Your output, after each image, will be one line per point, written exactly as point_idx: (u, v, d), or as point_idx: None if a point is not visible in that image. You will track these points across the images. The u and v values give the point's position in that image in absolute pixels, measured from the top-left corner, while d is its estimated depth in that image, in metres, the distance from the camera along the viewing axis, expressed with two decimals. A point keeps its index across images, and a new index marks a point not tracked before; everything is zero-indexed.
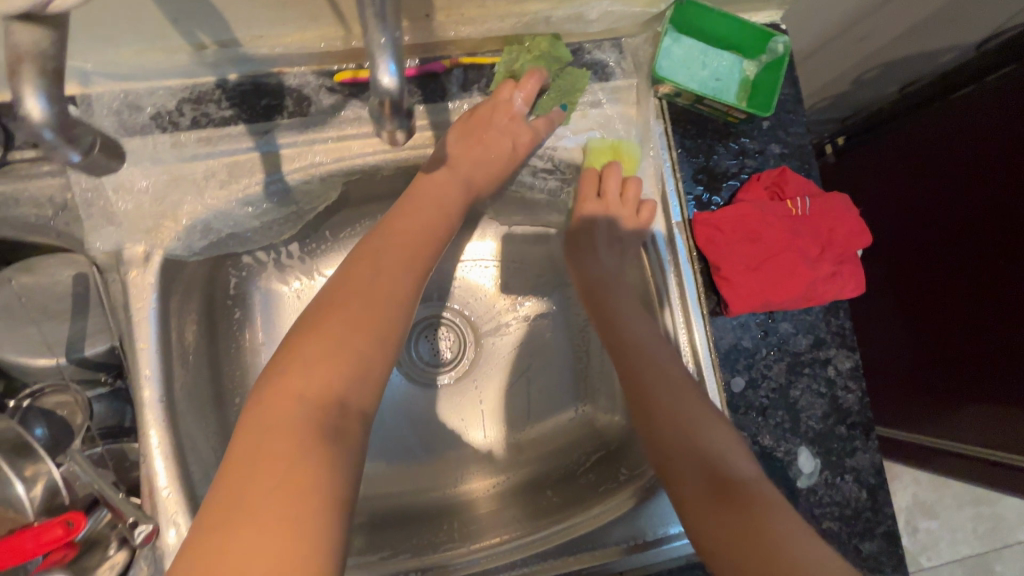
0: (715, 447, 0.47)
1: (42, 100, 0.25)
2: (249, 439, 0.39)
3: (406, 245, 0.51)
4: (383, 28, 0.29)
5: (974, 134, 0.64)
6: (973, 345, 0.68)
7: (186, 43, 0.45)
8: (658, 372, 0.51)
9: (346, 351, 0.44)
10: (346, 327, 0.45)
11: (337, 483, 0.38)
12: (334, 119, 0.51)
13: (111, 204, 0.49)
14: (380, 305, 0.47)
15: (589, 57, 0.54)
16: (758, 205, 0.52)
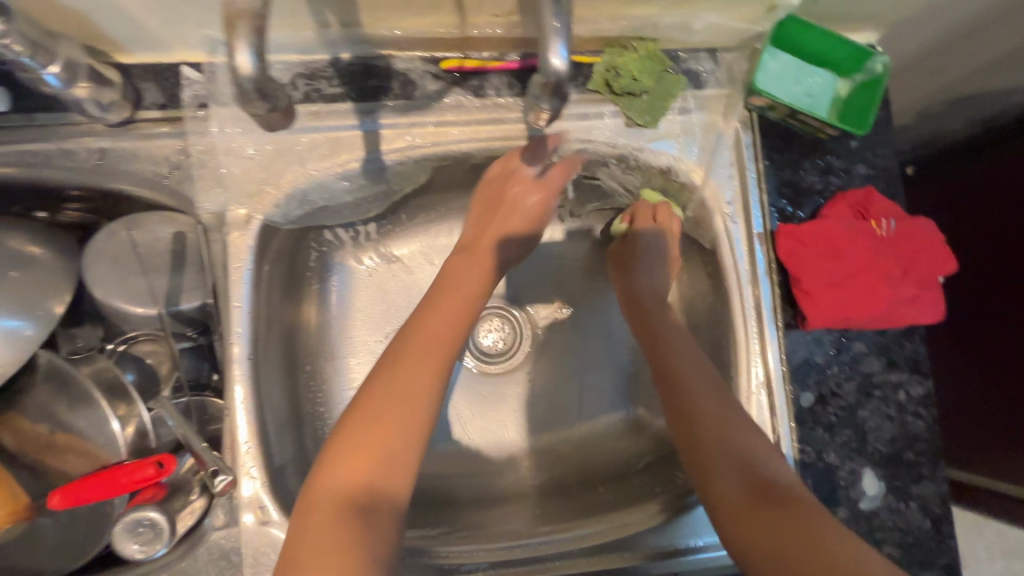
0: (749, 447, 0.46)
1: (250, 55, 0.27)
2: (292, 533, 0.39)
3: (440, 329, 0.49)
4: (557, 12, 0.32)
5: None
6: None
7: (313, 21, 0.48)
8: (710, 394, 0.49)
9: (378, 437, 0.43)
10: (378, 414, 0.44)
11: (370, 568, 0.37)
12: (437, 104, 0.53)
13: (221, 168, 0.52)
14: (415, 389, 0.45)
15: (685, 65, 0.55)
16: (842, 223, 0.53)
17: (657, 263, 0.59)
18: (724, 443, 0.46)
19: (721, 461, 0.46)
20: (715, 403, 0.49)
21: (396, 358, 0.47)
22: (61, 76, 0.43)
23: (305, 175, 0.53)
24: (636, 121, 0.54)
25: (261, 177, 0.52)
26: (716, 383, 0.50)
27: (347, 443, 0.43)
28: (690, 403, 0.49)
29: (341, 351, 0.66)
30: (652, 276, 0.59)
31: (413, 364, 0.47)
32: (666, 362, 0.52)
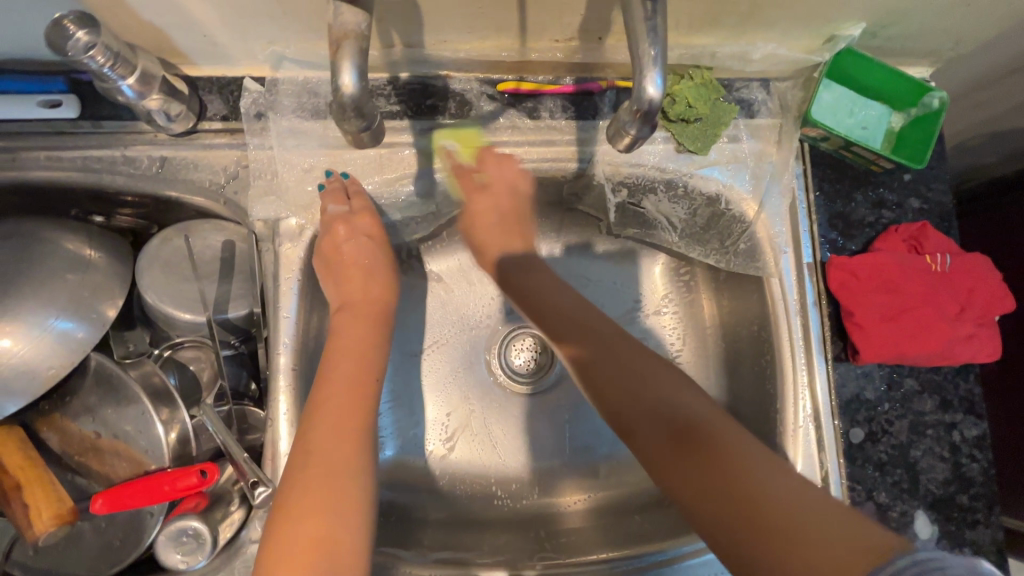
0: (659, 392, 0.48)
1: (355, 75, 0.29)
2: None
3: (348, 398, 0.48)
4: (654, 39, 0.32)
5: None
6: None
7: (378, 41, 0.49)
8: (633, 378, 0.49)
9: (330, 489, 0.43)
10: (322, 469, 0.43)
11: None
12: (491, 124, 0.53)
13: (277, 180, 0.53)
14: (348, 429, 0.46)
15: (738, 95, 0.55)
16: (896, 256, 0.52)
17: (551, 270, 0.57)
18: (652, 407, 0.47)
19: (647, 419, 0.47)
20: (627, 370, 0.49)
21: (307, 442, 0.45)
22: (135, 87, 0.44)
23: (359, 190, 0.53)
24: (686, 148, 0.54)
25: (315, 189, 0.53)
26: (598, 342, 0.51)
27: (288, 534, 0.40)
28: (605, 378, 0.50)
29: None
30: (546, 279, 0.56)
31: (332, 438, 0.45)
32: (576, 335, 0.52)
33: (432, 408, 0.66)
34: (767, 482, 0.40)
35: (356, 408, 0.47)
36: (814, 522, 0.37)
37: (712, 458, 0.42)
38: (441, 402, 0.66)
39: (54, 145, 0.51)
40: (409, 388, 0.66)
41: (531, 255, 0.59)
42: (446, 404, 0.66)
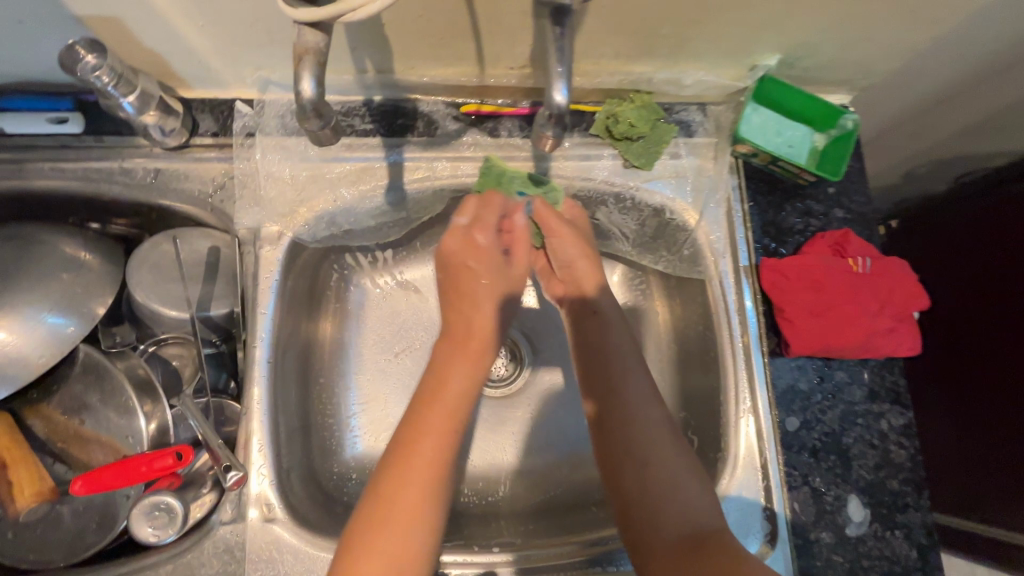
0: (683, 498, 0.49)
1: (313, 83, 0.34)
2: None
3: (431, 452, 0.46)
4: (561, 60, 0.39)
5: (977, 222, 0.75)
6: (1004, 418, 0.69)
7: (352, 67, 0.55)
8: (657, 483, 0.50)
9: (402, 525, 0.43)
10: (406, 503, 0.44)
11: None
12: (455, 142, 0.59)
13: (259, 189, 0.58)
14: (429, 462, 0.46)
15: (677, 117, 0.62)
16: (821, 258, 0.57)
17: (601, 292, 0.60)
18: (674, 502, 0.49)
19: (669, 510, 0.48)
20: (651, 460, 0.51)
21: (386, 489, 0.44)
22: (134, 104, 0.50)
23: (334, 199, 0.59)
24: (632, 163, 0.61)
25: (295, 199, 0.59)
26: (626, 423, 0.53)
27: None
28: (627, 463, 0.51)
29: (353, 368, 0.70)
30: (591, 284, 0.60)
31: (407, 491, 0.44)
32: (609, 430, 0.53)
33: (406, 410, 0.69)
34: None
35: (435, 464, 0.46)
36: None
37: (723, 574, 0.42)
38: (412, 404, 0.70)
39: (58, 158, 0.56)
40: (383, 389, 0.70)
41: (593, 307, 0.60)
42: None
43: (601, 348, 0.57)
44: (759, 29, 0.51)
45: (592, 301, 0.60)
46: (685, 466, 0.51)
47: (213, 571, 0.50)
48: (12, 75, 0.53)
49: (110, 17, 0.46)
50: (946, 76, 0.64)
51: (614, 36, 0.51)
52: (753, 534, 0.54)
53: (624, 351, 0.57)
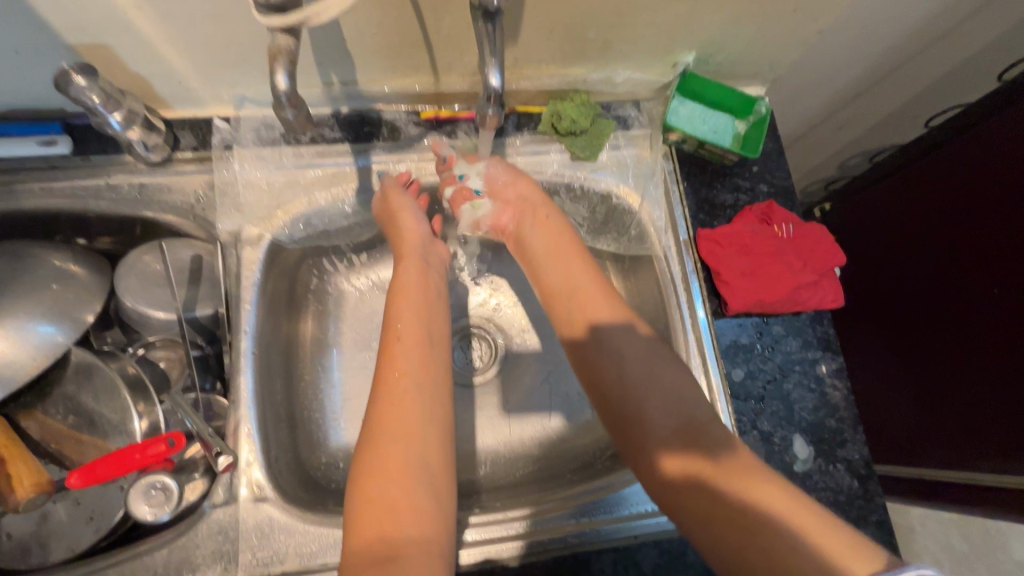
0: (674, 388, 0.53)
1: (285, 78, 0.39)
2: (370, 459, 0.48)
3: (412, 309, 0.58)
4: (493, 51, 0.42)
5: (900, 197, 0.89)
6: (962, 360, 0.79)
7: (320, 81, 0.61)
8: (643, 381, 0.53)
9: (408, 349, 0.54)
10: (407, 337, 0.55)
11: (419, 462, 0.48)
12: (418, 145, 0.66)
13: (239, 197, 0.63)
14: (413, 306, 0.58)
15: (614, 114, 0.70)
16: (749, 226, 0.64)
17: (538, 226, 0.63)
18: (665, 420, 0.51)
19: (665, 427, 0.51)
20: (639, 389, 0.53)
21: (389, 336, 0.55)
22: (121, 122, 0.55)
23: (310, 202, 0.64)
24: (578, 155, 0.68)
25: (271, 204, 0.64)
26: (603, 345, 0.56)
27: (364, 521, 0.45)
28: (616, 391, 0.54)
29: (335, 364, 0.75)
30: (542, 217, 0.63)
31: (400, 420, 0.50)
32: (576, 336, 0.57)
33: None
34: (763, 480, 0.46)
35: (423, 324, 0.57)
36: (796, 539, 0.41)
37: (706, 467, 0.48)
38: None
39: (47, 179, 0.60)
40: (366, 384, 0.75)
41: (546, 215, 0.63)
42: None
43: (545, 264, 0.61)
44: (673, 28, 0.60)
45: (541, 211, 0.63)
46: (664, 364, 0.55)
47: (208, 551, 0.53)
48: (4, 103, 0.57)
49: (99, 44, 0.51)
50: (844, 68, 0.74)
51: (548, 42, 0.59)
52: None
53: (576, 254, 0.61)
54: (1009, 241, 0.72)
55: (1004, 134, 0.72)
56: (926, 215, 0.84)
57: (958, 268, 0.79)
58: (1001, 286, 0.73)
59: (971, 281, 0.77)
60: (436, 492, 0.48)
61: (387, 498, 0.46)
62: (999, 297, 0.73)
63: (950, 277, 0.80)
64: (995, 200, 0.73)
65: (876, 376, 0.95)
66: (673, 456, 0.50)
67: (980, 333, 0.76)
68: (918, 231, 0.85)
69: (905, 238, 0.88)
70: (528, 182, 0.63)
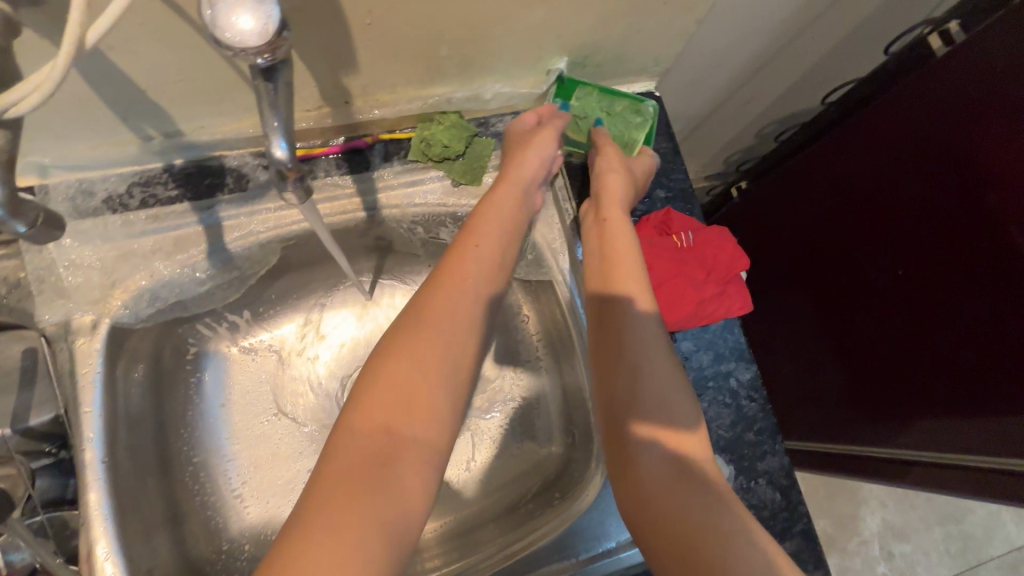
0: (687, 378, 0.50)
1: None
2: (407, 361, 0.43)
3: (496, 220, 0.54)
4: (275, 114, 0.36)
5: (802, 177, 0.86)
6: (892, 327, 0.79)
7: (135, 136, 0.52)
8: (658, 350, 0.51)
9: (485, 254, 0.51)
10: (489, 243, 0.52)
11: (457, 364, 0.45)
12: (270, 192, 0.58)
13: (62, 280, 0.54)
14: (496, 211, 0.54)
15: (494, 129, 0.64)
16: (647, 240, 0.60)
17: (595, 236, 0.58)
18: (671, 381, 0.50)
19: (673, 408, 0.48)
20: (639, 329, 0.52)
21: (468, 237, 0.52)
22: None
23: (153, 274, 0.56)
24: (459, 181, 0.62)
25: (105, 283, 0.55)
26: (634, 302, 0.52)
27: (378, 403, 0.41)
28: (621, 324, 0.52)
29: (228, 436, 0.67)
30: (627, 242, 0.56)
31: (446, 316, 0.46)
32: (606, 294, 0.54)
33: (299, 465, 0.69)
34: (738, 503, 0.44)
35: (508, 241, 0.54)
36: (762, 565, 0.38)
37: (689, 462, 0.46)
38: (305, 458, 0.69)
39: None
40: (270, 449, 0.69)
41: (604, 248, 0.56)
42: (310, 461, 0.69)
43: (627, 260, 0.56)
44: (534, 37, 0.53)
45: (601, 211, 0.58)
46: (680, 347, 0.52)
47: None
48: None
49: None
50: (730, 55, 0.69)
51: (393, 66, 0.52)
52: (610, 538, 0.57)
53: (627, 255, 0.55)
54: (934, 217, 0.69)
55: (918, 110, 0.67)
56: (844, 189, 0.80)
57: (875, 239, 0.78)
58: (918, 252, 0.72)
59: (897, 256, 0.75)
60: (453, 410, 0.44)
61: (404, 392, 0.42)
62: (924, 274, 0.72)
63: (876, 253, 0.78)
64: (906, 168, 0.71)
65: (805, 356, 0.95)
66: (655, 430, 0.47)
67: (905, 300, 0.76)
68: (831, 207, 0.83)
69: (818, 214, 0.86)
70: (614, 183, 0.58)
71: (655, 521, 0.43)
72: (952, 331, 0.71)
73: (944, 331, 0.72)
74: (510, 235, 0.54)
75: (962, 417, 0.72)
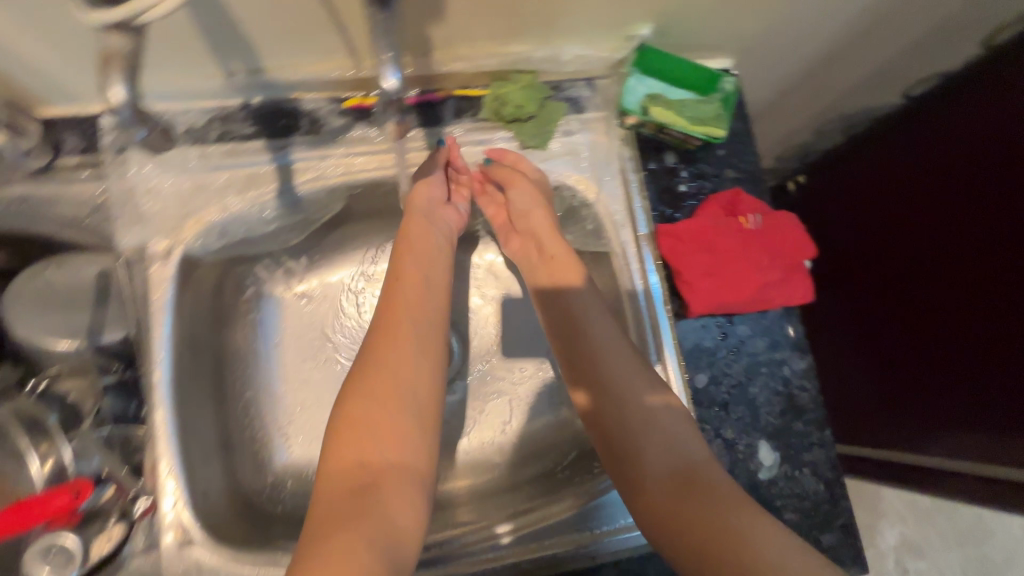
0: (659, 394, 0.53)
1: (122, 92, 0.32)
2: (360, 405, 0.48)
3: (426, 260, 0.59)
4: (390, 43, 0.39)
5: (879, 171, 0.85)
6: (937, 337, 0.77)
7: (219, 70, 0.53)
8: (621, 378, 0.54)
9: (415, 291, 0.56)
10: (418, 281, 0.57)
11: (415, 397, 0.50)
12: (342, 137, 0.58)
13: (140, 207, 0.56)
14: (426, 250, 0.59)
15: (566, 94, 0.63)
16: (713, 219, 0.59)
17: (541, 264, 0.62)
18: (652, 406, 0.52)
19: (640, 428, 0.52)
20: (606, 358, 0.55)
21: (398, 279, 0.57)
22: None
23: (224, 208, 0.57)
24: (527, 143, 0.62)
25: (179, 213, 0.56)
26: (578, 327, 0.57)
27: (346, 446, 0.46)
28: (585, 356, 0.56)
29: (278, 375, 0.69)
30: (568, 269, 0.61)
31: (397, 355, 0.52)
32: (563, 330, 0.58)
33: None
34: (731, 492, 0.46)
35: (440, 275, 0.59)
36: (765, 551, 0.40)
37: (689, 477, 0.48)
38: None
39: None
40: (314, 395, 0.69)
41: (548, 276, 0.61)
42: None
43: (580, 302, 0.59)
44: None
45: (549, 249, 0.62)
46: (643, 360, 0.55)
47: None
48: None
49: None
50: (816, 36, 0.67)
51: (478, 19, 0.51)
52: None
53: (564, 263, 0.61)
54: (999, 229, 0.68)
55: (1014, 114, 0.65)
56: (896, 202, 0.83)
57: (937, 245, 0.77)
58: (981, 262, 0.71)
59: (934, 271, 0.77)
60: (417, 434, 0.49)
61: (364, 431, 0.47)
62: (981, 286, 0.71)
63: (923, 261, 0.79)
64: (983, 175, 0.70)
65: (848, 357, 0.94)
66: (655, 447, 0.50)
67: (957, 310, 0.75)
68: (901, 208, 0.82)
69: (888, 213, 0.84)
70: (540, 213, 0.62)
71: (658, 509, 0.47)
72: (998, 349, 0.69)
73: (959, 348, 0.74)
74: (440, 270, 0.60)
75: (985, 431, 0.71)
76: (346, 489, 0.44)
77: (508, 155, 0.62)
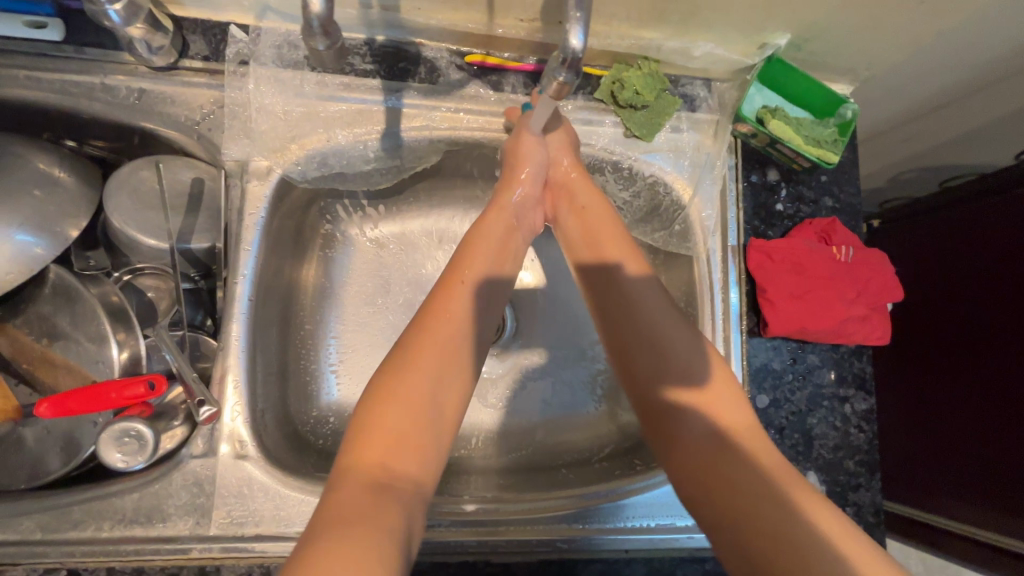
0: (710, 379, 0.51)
1: None
2: (397, 389, 0.46)
3: (491, 241, 0.57)
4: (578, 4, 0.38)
5: (944, 234, 0.81)
6: (984, 407, 0.74)
7: (357, 2, 0.53)
8: (674, 370, 0.52)
9: (476, 267, 0.55)
10: (479, 261, 0.55)
11: (448, 394, 0.47)
12: (457, 91, 0.58)
13: (250, 121, 0.56)
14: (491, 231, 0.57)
15: (682, 90, 0.62)
16: (807, 243, 0.58)
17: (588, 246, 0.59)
18: (698, 423, 0.50)
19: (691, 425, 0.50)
20: (664, 338, 0.53)
21: (464, 255, 0.55)
22: (122, 15, 0.46)
23: (328, 139, 0.57)
24: (634, 133, 0.60)
25: (287, 135, 0.57)
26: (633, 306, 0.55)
27: (370, 440, 0.43)
28: (637, 339, 0.54)
29: (337, 313, 0.70)
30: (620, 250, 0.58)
31: (442, 341, 0.49)
32: (614, 310, 0.56)
33: None
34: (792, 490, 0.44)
35: (503, 259, 0.57)
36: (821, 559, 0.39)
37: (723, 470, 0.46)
38: None
39: (35, 67, 0.53)
40: (366, 337, 0.70)
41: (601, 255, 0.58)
42: None
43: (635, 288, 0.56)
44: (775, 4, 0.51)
45: (597, 235, 0.58)
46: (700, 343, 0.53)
47: (181, 503, 0.51)
48: None
49: None
50: (942, 80, 0.65)
51: None
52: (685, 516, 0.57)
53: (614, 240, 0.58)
54: None
55: None
56: (958, 270, 0.79)
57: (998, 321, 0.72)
58: None
59: (968, 351, 0.76)
60: (441, 439, 0.46)
61: (390, 428, 0.44)
62: None
63: (979, 334, 0.75)
64: None
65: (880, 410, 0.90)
66: (699, 446, 0.48)
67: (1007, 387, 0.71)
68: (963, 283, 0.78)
69: (948, 282, 0.80)
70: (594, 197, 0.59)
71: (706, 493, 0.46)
72: None
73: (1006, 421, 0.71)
74: (506, 251, 0.57)
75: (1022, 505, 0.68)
76: (368, 478, 0.41)
77: (614, 137, 0.61)
